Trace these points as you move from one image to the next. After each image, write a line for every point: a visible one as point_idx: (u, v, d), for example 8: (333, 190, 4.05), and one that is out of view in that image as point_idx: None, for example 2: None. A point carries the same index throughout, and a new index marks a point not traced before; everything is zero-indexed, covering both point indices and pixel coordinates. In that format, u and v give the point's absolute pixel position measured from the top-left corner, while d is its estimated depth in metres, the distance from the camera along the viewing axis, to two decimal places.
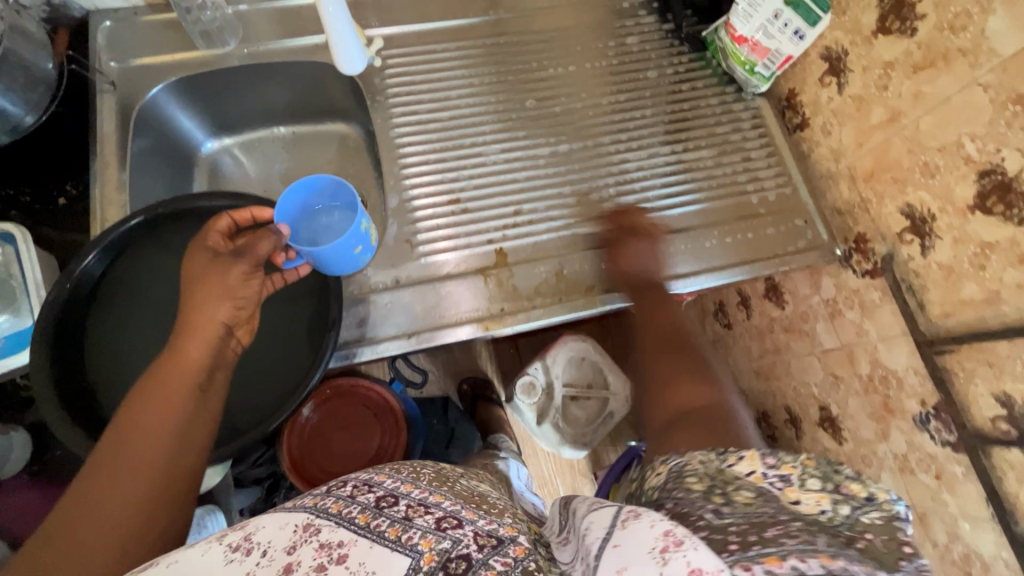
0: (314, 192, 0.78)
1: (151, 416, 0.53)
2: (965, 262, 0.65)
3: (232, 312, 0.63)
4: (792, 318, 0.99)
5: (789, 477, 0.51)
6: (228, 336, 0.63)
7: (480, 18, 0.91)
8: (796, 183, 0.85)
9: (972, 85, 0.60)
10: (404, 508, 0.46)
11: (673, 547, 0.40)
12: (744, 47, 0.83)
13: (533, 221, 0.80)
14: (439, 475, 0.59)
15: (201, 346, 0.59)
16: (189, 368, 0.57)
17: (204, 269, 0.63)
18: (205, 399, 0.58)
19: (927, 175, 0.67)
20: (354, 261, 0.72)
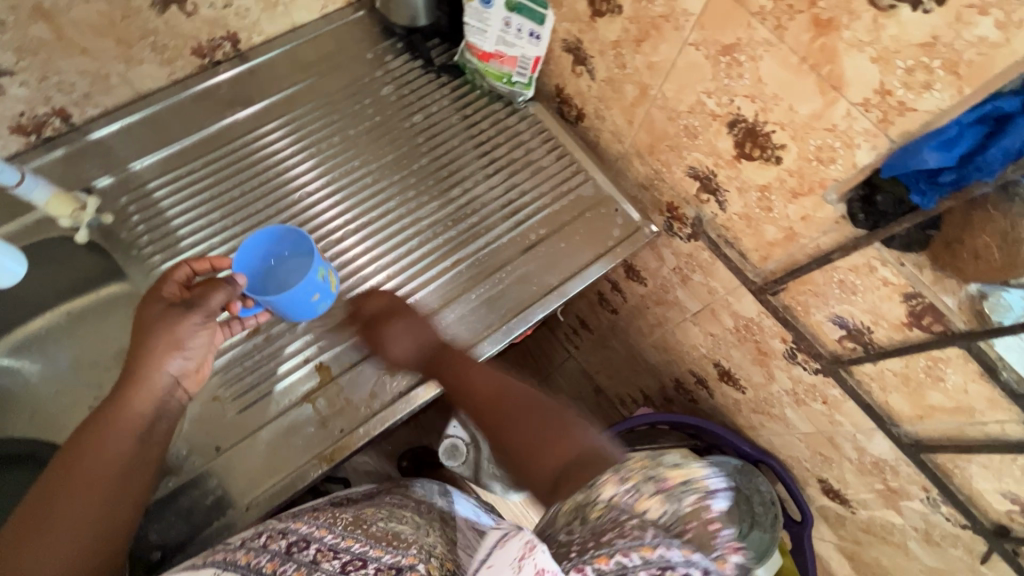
0: (275, 242, 0.69)
1: (84, 465, 0.51)
2: (755, 208, 0.64)
3: (183, 364, 0.59)
4: (657, 291, 0.98)
5: (633, 486, 0.40)
6: (175, 386, 0.59)
7: (222, 120, 0.81)
8: (595, 174, 0.82)
9: (685, 47, 0.58)
10: (312, 552, 0.46)
11: (529, 554, 0.35)
12: (493, 62, 0.80)
13: (409, 279, 0.75)
14: (359, 516, 0.55)
15: (145, 398, 0.56)
16: (131, 421, 0.55)
17: (156, 319, 0.58)
18: (144, 451, 0.56)
19: (692, 137, 0.66)
20: (311, 309, 0.68)
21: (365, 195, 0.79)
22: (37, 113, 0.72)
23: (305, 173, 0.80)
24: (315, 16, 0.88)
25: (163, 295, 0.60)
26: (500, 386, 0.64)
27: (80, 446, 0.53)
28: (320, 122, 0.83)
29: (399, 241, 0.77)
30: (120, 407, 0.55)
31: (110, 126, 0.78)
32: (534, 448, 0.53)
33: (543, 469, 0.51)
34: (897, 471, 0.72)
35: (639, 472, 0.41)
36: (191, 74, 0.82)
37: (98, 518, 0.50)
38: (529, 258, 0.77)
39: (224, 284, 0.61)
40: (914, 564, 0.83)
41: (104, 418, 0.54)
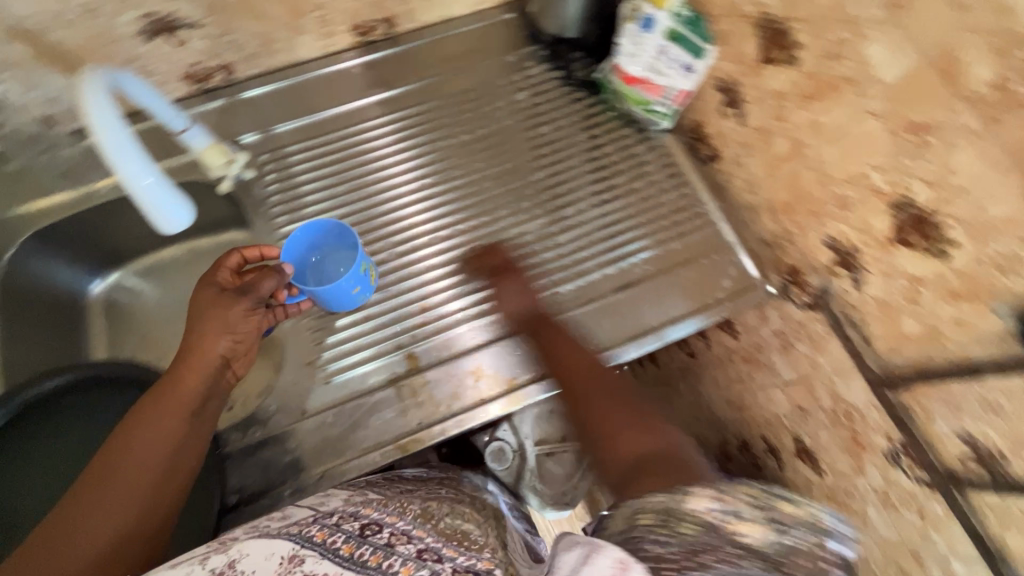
0: (322, 234, 0.74)
1: (138, 441, 0.50)
2: (898, 297, 0.59)
3: (230, 347, 0.60)
4: (749, 349, 0.93)
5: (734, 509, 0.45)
6: (224, 368, 0.60)
7: (365, 100, 0.85)
8: (717, 220, 0.79)
9: (865, 116, 0.54)
10: (386, 535, 0.47)
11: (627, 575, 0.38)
12: (636, 87, 0.77)
13: (483, 295, 0.75)
14: (426, 508, 0.57)
15: (200, 372, 0.57)
16: (185, 398, 0.55)
17: (209, 302, 0.61)
18: (198, 426, 0.55)
19: (843, 208, 0.61)
20: (351, 301, 0.71)
21: (454, 205, 0.80)
22: (207, 65, 0.77)
23: (403, 172, 0.81)
24: (468, 11, 0.88)
25: (216, 282, 0.63)
26: (581, 359, 0.66)
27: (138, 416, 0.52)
28: (429, 123, 0.85)
29: (478, 257, 0.77)
30: (177, 382, 0.55)
31: (263, 88, 0.83)
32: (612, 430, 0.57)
33: (626, 457, 0.54)
34: None
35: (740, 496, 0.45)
36: (343, 50, 0.85)
37: (149, 499, 0.49)
38: (636, 294, 0.75)
39: (274, 272, 0.65)
40: None
41: (159, 397, 0.54)
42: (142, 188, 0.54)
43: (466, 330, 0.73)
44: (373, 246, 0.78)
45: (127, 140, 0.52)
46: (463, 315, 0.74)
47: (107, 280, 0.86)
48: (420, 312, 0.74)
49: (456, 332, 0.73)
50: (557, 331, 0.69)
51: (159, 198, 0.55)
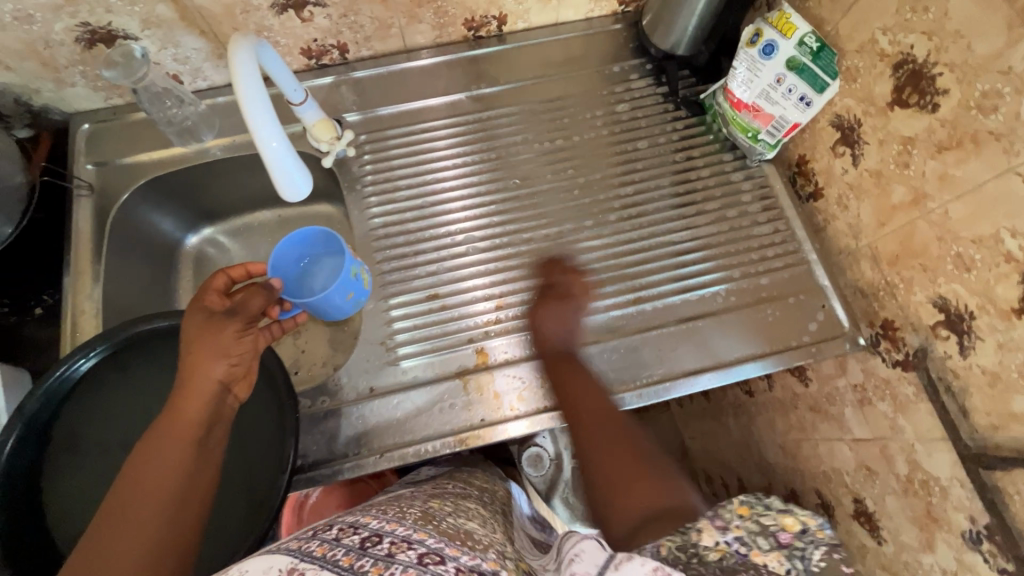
0: (308, 245, 0.75)
1: (146, 478, 0.49)
2: (1012, 371, 0.55)
3: (230, 369, 0.57)
4: (818, 398, 0.89)
5: (743, 538, 0.49)
6: (225, 393, 0.57)
7: (463, 93, 0.86)
8: (811, 260, 0.76)
9: (1007, 174, 0.51)
10: (386, 546, 0.45)
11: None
12: (744, 113, 0.75)
13: (520, 313, 0.74)
14: (427, 510, 0.57)
15: (198, 401, 0.54)
16: (186, 428, 0.53)
17: (200, 327, 0.58)
18: (203, 455, 0.53)
19: (962, 269, 0.57)
20: (346, 307, 0.73)
21: (502, 218, 0.80)
22: (324, 42, 0.80)
23: (454, 180, 0.81)
24: (578, 17, 0.88)
25: (202, 303, 0.61)
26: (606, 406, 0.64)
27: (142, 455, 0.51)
28: (489, 132, 0.84)
29: (517, 274, 0.76)
30: (175, 415, 0.53)
31: (372, 71, 0.85)
32: (620, 482, 0.56)
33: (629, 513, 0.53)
34: None
35: (744, 521, 0.50)
36: (453, 42, 0.86)
37: (166, 537, 0.48)
38: (718, 324, 0.72)
39: (262, 289, 0.65)
40: None
41: (161, 432, 0.52)
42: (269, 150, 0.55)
43: (519, 339, 0.73)
44: (449, 239, 0.79)
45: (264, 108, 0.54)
46: (503, 328, 0.74)
47: (200, 235, 0.91)
48: (455, 321, 0.74)
49: (504, 340, 0.73)
50: (581, 375, 0.66)
51: (285, 164, 0.57)
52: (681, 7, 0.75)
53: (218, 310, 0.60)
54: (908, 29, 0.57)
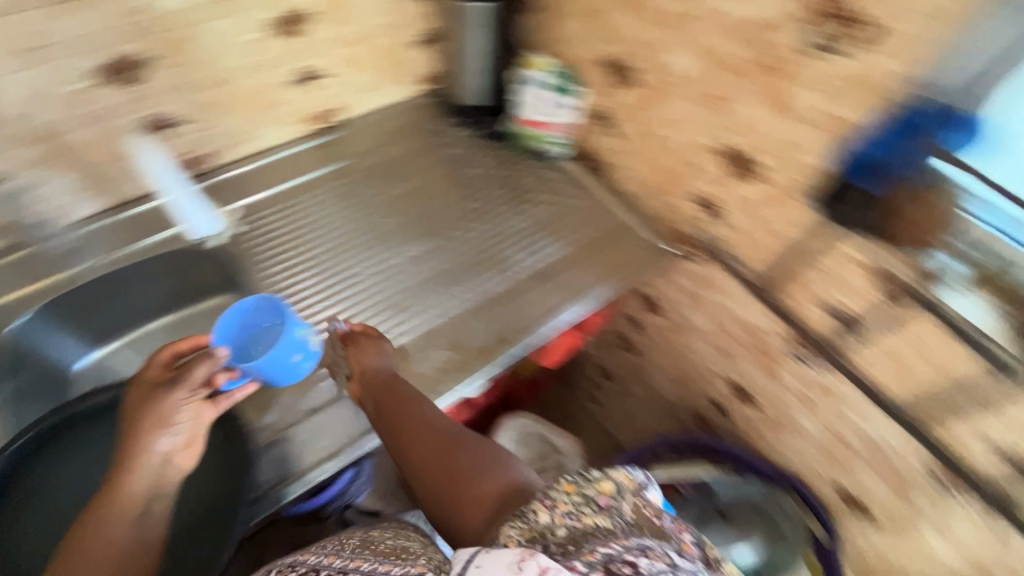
0: (249, 313, 0.69)
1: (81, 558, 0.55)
2: (749, 220, 0.81)
3: (172, 441, 0.58)
4: (673, 320, 1.10)
5: (570, 511, 0.57)
6: (164, 466, 0.58)
7: (324, 169, 1.04)
8: (619, 211, 1.00)
9: (687, 101, 0.80)
10: None
11: (527, 557, 0.48)
12: (537, 127, 1.02)
13: (397, 322, 0.86)
14: (364, 539, 0.65)
15: (137, 482, 0.57)
16: (127, 507, 0.57)
17: (146, 396, 0.59)
18: (144, 530, 0.58)
19: (697, 170, 0.85)
20: (294, 370, 0.69)
21: (376, 250, 0.95)
22: (190, 155, 0.93)
23: (313, 239, 0.95)
24: (396, 98, 1.12)
25: (147, 380, 0.62)
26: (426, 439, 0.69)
27: (85, 531, 0.56)
28: (335, 199, 1.01)
29: (384, 295, 0.89)
30: (115, 493, 0.56)
31: (238, 170, 0.99)
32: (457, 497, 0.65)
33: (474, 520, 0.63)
34: (901, 454, 0.81)
35: (570, 497, 0.59)
36: (303, 135, 1.05)
37: None
38: (571, 270, 0.93)
39: (206, 356, 0.60)
40: (938, 564, 0.86)
41: (102, 512, 0.56)
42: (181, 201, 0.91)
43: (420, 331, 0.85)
44: (342, 276, 0.91)
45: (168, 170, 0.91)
46: (411, 325, 0.86)
47: (96, 354, 0.92)
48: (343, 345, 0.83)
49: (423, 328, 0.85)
50: (405, 400, 0.72)
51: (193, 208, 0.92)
52: (467, 69, 1.03)
53: (161, 381, 0.61)
54: (605, 41, 0.88)
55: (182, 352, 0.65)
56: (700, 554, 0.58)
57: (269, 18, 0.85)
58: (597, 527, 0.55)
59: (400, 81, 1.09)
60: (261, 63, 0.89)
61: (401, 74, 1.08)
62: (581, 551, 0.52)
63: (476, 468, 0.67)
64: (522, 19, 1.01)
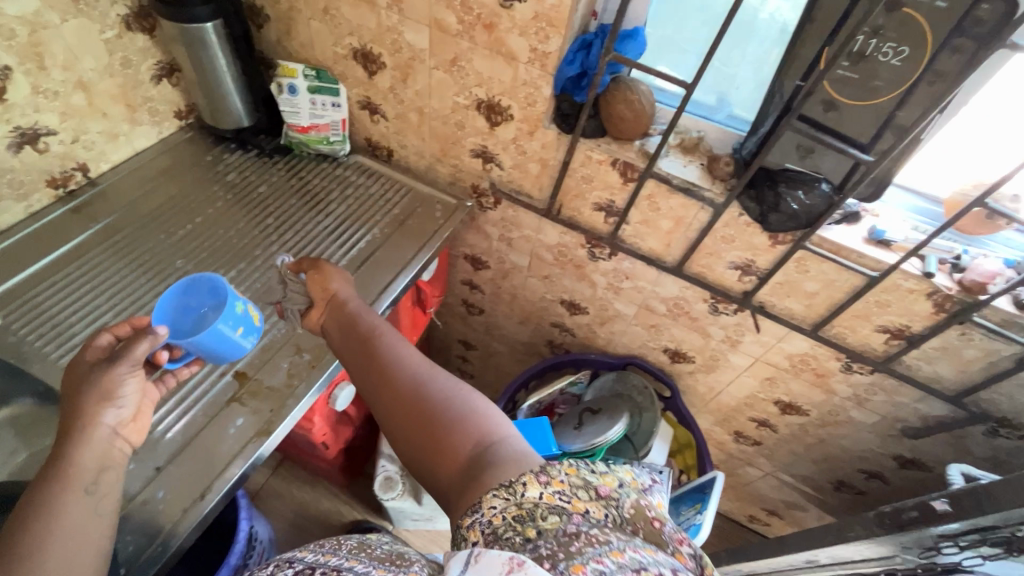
0: (189, 291, 0.73)
1: (47, 523, 0.53)
2: (518, 156, 0.95)
3: (117, 414, 0.62)
4: (499, 269, 1.23)
5: (562, 494, 0.55)
6: (114, 436, 0.62)
7: (88, 231, 0.94)
8: (417, 185, 1.09)
9: (431, 71, 0.90)
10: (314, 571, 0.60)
11: (518, 569, 0.45)
12: (311, 131, 1.05)
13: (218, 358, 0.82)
14: (359, 543, 0.68)
15: (88, 450, 0.59)
16: (77, 473, 0.57)
17: (86, 377, 0.62)
18: (98, 503, 0.57)
19: (464, 128, 0.96)
20: (236, 345, 0.74)
21: None
22: None
23: (93, 305, 0.85)
24: (151, 140, 1.05)
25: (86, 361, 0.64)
26: (414, 390, 0.66)
27: (41, 500, 0.54)
28: (106, 260, 0.91)
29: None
30: (68, 463, 0.57)
31: None
32: (436, 450, 0.62)
33: (451, 479, 0.60)
34: (687, 300, 1.03)
35: (570, 478, 0.56)
36: (49, 203, 0.94)
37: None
38: (388, 248, 0.98)
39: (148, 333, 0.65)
40: (743, 374, 1.11)
41: (54, 479, 0.56)
42: None
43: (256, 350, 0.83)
44: None
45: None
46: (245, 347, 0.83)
47: None
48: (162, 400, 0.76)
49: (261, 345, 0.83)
50: (379, 352, 0.71)
51: None
52: (219, 94, 1.02)
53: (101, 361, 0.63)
54: (343, 37, 0.94)
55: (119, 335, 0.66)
56: (693, 567, 0.54)
57: None
58: (592, 527, 0.52)
59: (148, 122, 1.03)
60: None
61: (147, 114, 1.02)
62: (577, 556, 0.49)
63: (447, 424, 0.62)
64: (260, 34, 1.03)
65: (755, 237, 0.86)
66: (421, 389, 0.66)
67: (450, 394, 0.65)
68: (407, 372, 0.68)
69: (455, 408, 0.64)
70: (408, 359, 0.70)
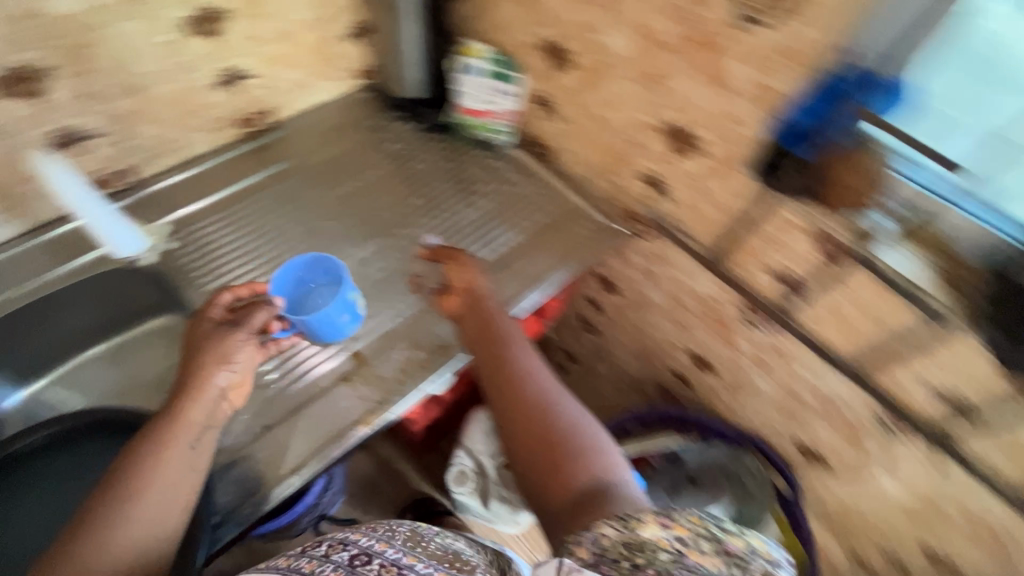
0: (308, 270, 0.80)
1: (150, 468, 0.57)
2: (694, 193, 0.83)
3: (228, 377, 0.67)
4: (630, 297, 1.13)
5: (682, 538, 0.49)
6: (221, 399, 0.66)
7: (260, 174, 0.99)
8: (570, 195, 1.01)
9: (625, 81, 0.81)
10: (375, 565, 0.59)
11: None
12: (481, 116, 1.01)
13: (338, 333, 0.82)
14: (416, 531, 0.69)
15: (198, 408, 0.63)
16: (186, 427, 0.61)
17: (207, 337, 0.68)
18: (196, 459, 0.60)
19: (640, 148, 0.86)
20: (340, 329, 0.79)
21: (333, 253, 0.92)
22: (111, 169, 0.87)
23: (250, 250, 0.91)
24: (332, 95, 1.08)
25: (213, 318, 0.70)
26: (538, 403, 0.67)
27: (149, 445, 0.58)
28: (269, 208, 0.96)
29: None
30: (179, 417, 0.61)
31: (168, 182, 0.94)
32: (549, 468, 0.62)
33: (559, 501, 0.60)
34: (849, 403, 0.86)
35: (693, 526, 0.50)
36: (234, 141, 1.00)
37: (157, 528, 0.55)
38: (524, 256, 0.93)
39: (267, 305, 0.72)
40: (891, 503, 0.93)
41: (162, 428, 0.60)
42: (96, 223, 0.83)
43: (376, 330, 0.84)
44: None
45: (72, 182, 0.80)
46: (367, 329, 0.83)
47: (30, 389, 0.86)
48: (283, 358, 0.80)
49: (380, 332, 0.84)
50: (511, 357, 0.72)
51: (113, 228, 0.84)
52: (402, 63, 1.01)
53: (223, 324, 0.70)
54: (539, 26, 0.87)
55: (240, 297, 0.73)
56: None
57: (183, 17, 0.80)
58: None
59: (333, 77, 1.06)
60: (179, 65, 0.84)
61: (334, 70, 1.04)
62: None
63: (568, 453, 0.62)
64: (455, 7, 1.00)
65: (977, 369, 0.68)
66: (549, 408, 0.67)
67: (573, 418, 0.66)
68: (537, 387, 0.69)
69: (579, 438, 0.64)
70: (535, 370, 0.71)
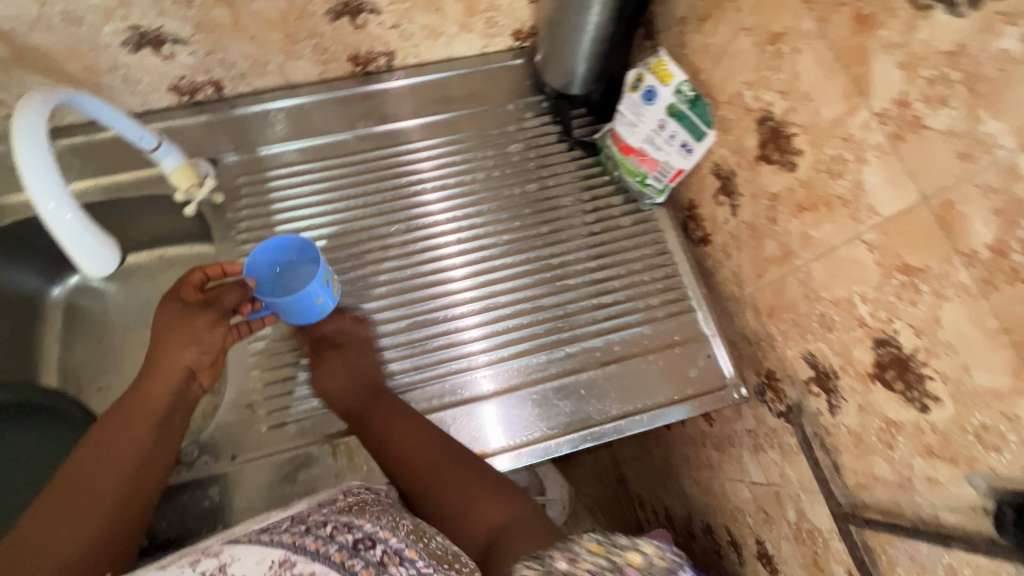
0: (283, 250, 0.65)
1: (108, 447, 0.52)
2: (872, 435, 0.54)
3: (198, 358, 0.61)
4: (720, 439, 0.85)
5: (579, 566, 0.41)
6: (190, 379, 0.61)
7: (374, 128, 0.82)
8: (698, 307, 0.74)
9: (857, 241, 0.49)
10: (380, 554, 0.41)
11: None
12: (631, 157, 0.74)
13: (501, 350, 0.71)
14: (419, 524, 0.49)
15: (163, 389, 0.58)
16: (151, 410, 0.57)
17: (172, 318, 0.61)
18: (163, 440, 0.56)
19: (828, 326, 0.56)
20: (315, 314, 0.65)
21: (472, 249, 0.76)
22: (195, 80, 0.75)
23: (437, 203, 0.79)
24: (473, 52, 0.84)
25: (178, 299, 0.63)
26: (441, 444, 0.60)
27: (104, 431, 0.54)
28: (469, 156, 0.82)
29: (505, 302, 0.73)
30: (142, 397, 0.57)
31: (255, 106, 0.79)
32: (463, 505, 0.55)
33: (478, 535, 0.52)
34: None
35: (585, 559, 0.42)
36: (340, 78, 0.82)
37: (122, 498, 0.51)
38: (611, 369, 0.71)
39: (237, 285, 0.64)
40: None
41: (126, 404, 0.56)
42: (62, 223, 0.59)
43: (532, 359, 0.70)
44: (408, 271, 0.75)
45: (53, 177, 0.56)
46: (458, 367, 0.70)
47: (66, 285, 0.82)
48: (442, 344, 0.71)
49: (466, 377, 0.69)
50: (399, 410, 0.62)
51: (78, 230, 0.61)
52: (564, 48, 0.74)
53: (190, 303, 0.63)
54: (767, 86, 0.56)
55: (210, 277, 0.66)
56: None
57: None
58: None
59: (481, 32, 0.81)
60: None
61: (482, 24, 0.80)
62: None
63: (482, 485, 0.56)
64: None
65: None
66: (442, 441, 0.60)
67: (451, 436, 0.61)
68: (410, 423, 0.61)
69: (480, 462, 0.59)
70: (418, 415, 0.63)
